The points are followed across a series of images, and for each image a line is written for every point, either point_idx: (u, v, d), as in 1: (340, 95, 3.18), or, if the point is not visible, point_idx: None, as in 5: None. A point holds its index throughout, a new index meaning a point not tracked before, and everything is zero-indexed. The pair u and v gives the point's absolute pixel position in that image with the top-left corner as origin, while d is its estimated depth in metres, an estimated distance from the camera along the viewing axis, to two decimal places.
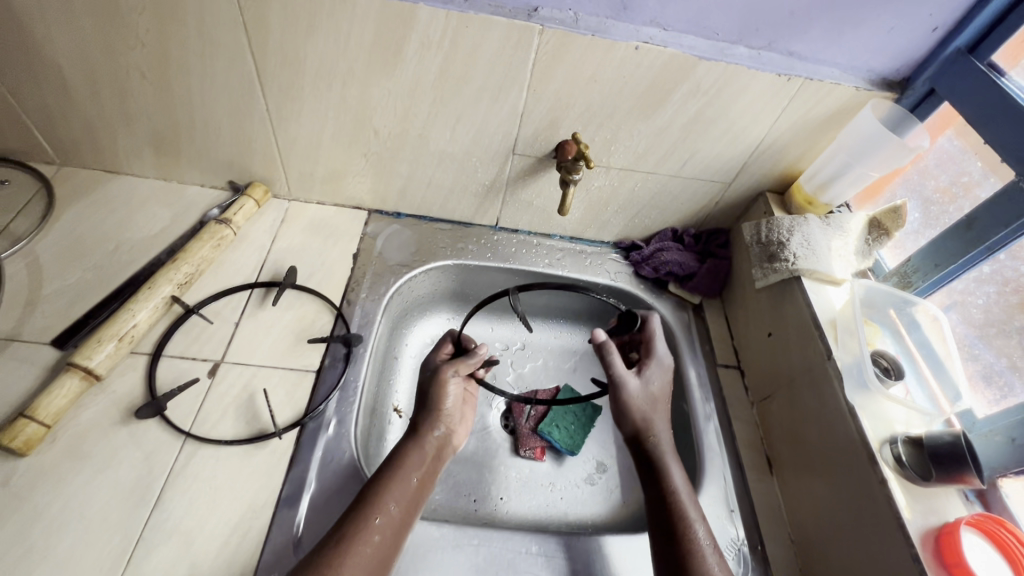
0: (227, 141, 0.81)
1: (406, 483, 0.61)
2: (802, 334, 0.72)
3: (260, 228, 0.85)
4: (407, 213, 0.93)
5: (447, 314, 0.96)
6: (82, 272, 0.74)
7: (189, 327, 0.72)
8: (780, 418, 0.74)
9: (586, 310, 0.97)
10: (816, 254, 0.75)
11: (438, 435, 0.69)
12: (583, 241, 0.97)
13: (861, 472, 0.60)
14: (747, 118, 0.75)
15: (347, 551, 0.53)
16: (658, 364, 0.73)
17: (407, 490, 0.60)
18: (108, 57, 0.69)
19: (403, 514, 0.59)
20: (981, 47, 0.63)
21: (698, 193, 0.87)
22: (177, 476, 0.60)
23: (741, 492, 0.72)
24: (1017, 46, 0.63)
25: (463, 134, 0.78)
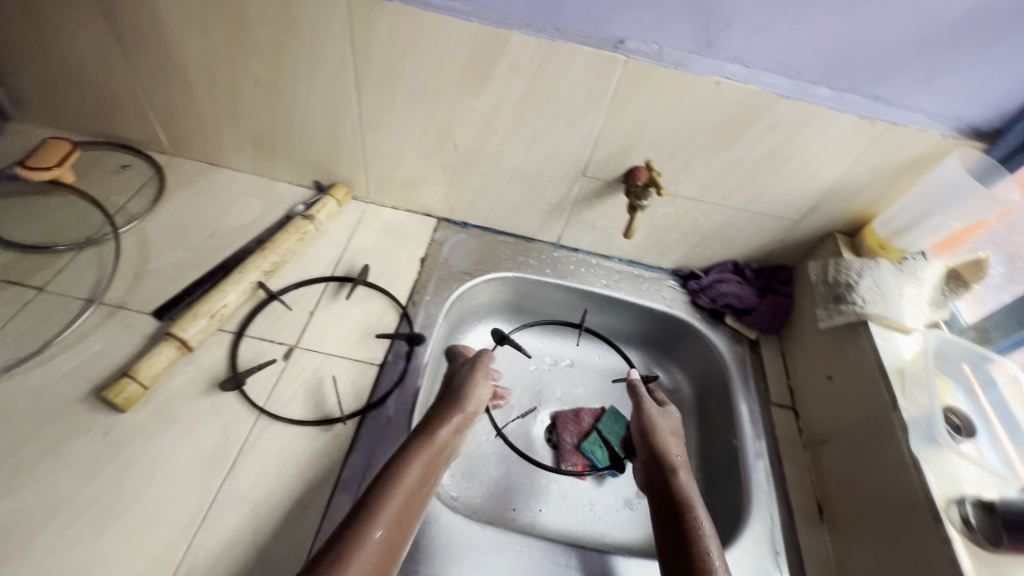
0: (319, 144, 0.87)
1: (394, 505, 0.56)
2: (866, 380, 0.70)
3: (338, 227, 0.91)
4: (473, 224, 0.97)
5: (501, 324, 0.99)
6: (182, 252, 0.82)
7: (270, 311, 0.78)
8: (834, 464, 0.72)
9: (638, 334, 0.98)
10: (887, 299, 0.73)
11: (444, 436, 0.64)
12: (641, 265, 0.98)
13: (922, 530, 0.57)
14: (823, 159, 0.74)
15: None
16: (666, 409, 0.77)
17: (376, 546, 0.53)
18: (230, 63, 0.77)
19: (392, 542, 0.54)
20: None
21: (763, 228, 0.87)
22: (249, 447, 0.65)
23: (788, 535, 0.70)
24: None
25: (537, 154, 0.81)
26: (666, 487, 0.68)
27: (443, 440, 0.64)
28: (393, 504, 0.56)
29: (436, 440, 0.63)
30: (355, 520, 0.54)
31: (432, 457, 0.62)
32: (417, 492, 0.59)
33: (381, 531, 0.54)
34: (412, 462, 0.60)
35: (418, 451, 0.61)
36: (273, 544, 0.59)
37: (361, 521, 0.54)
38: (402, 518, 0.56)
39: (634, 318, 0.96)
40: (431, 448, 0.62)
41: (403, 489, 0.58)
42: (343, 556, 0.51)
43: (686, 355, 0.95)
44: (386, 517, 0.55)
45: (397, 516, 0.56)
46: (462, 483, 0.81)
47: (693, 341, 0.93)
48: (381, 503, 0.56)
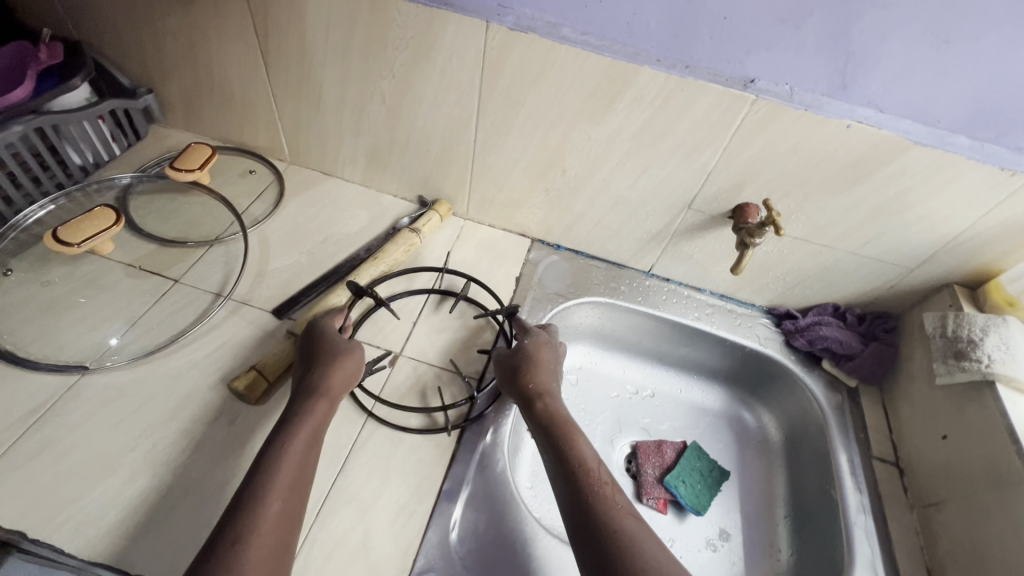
0: (429, 161, 0.92)
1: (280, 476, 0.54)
2: (991, 445, 0.67)
3: (438, 241, 0.95)
4: (566, 247, 0.98)
5: (585, 348, 0.99)
6: (298, 256, 0.87)
7: (377, 318, 0.81)
8: (949, 531, 0.68)
9: (725, 370, 0.96)
10: (1017, 360, 0.69)
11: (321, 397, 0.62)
12: (733, 301, 0.97)
13: None
14: (952, 208, 0.72)
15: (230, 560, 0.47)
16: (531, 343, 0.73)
17: (271, 524, 0.51)
18: (362, 82, 0.82)
19: (282, 526, 0.51)
20: None
21: (872, 273, 0.84)
22: (359, 449, 0.68)
23: None
24: None
25: (645, 184, 0.82)
26: (563, 461, 0.61)
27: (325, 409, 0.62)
28: (279, 477, 0.54)
29: (317, 410, 0.61)
30: (243, 496, 0.52)
31: (314, 426, 0.60)
32: (303, 465, 0.56)
33: (274, 505, 0.52)
34: (292, 434, 0.58)
35: (306, 421, 0.59)
36: (381, 547, 0.61)
37: (252, 497, 0.51)
38: (292, 493, 0.54)
39: (724, 354, 0.94)
40: (318, 416, 0.61)
41: (288, 460, 0.55)
42: (242, 536, 0.49)
43: (776, 397, 0.93)
44: (277, 494, 0.53)
45: (287, 491, 0.53)
46: (545, 505, 0.81)
47: (785, 383, 0.91)
48: (268, 478, 0.53)
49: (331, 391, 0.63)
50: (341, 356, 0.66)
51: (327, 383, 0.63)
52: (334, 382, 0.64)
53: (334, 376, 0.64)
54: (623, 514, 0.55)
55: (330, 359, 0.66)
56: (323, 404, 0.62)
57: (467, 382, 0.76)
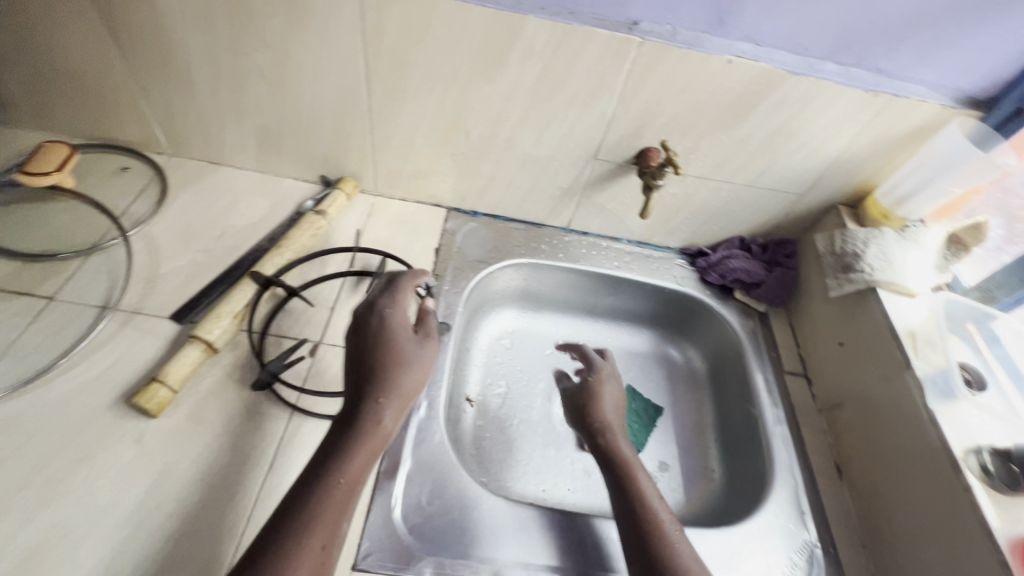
0: (325, 138, 0.86)
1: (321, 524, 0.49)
2: (877, 346, 0.74)
3: (349, 221, 0.90)
4: (483, 212, 0.97)
5: (515, 311, 0.99)
6: (193, 254, 0.80)
7: (291, 309, 0.77)
8: (851, 426, 0.76)
9: (650, 313, 1.00)
10: (894, 266, 0.76)
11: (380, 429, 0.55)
12: (650, 246, 1.00)
13: (945, 481, 0.60)
14: (829, 132, 0.77)
15: None
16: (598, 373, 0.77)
17: (314, 559, 0.47)
18: (233, 57, 0.75)
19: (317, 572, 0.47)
20: None
21: (769, 203, 0.89)
22: (286, 445, 0.65)
23: (812, 496, 0.73)
24: None
25: (549, 139, 0.82)
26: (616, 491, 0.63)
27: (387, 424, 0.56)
28: (325, 510, 0.50)
29: (380, 430, 0.55)
30: (283, 528, 0.48)
31: (371, 446, 0.54)
32: (353, 490, 0.52)
33: (311, 551, 0.47)
34: (347, 459, 0.53)
35: (363, 444, 0.54)
36: None
37: (288, 538, 0.47)
38: (336, 521, 0.50)
39: (647, 297, 0.97)
40: (376, 437, 0.55)
41: (341, 485, 0.51)
42: (278, 573, 0.45)
43: (697, 331, 0.98)
44: (318, 529, 0.48)
45: (330, 524, 0.49)
46: (491, 468, 0.82)
47: (704, 317, 0.95)
48: (313, 509, 0.49)
49: (397, 409, 0.57)
50: (411, 373, 0.59)
51: (359, 393, 0.57)
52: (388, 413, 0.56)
53: (400, 388, 0.58)
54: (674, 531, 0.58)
55: (399, 370, 0.58)
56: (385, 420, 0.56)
57: None
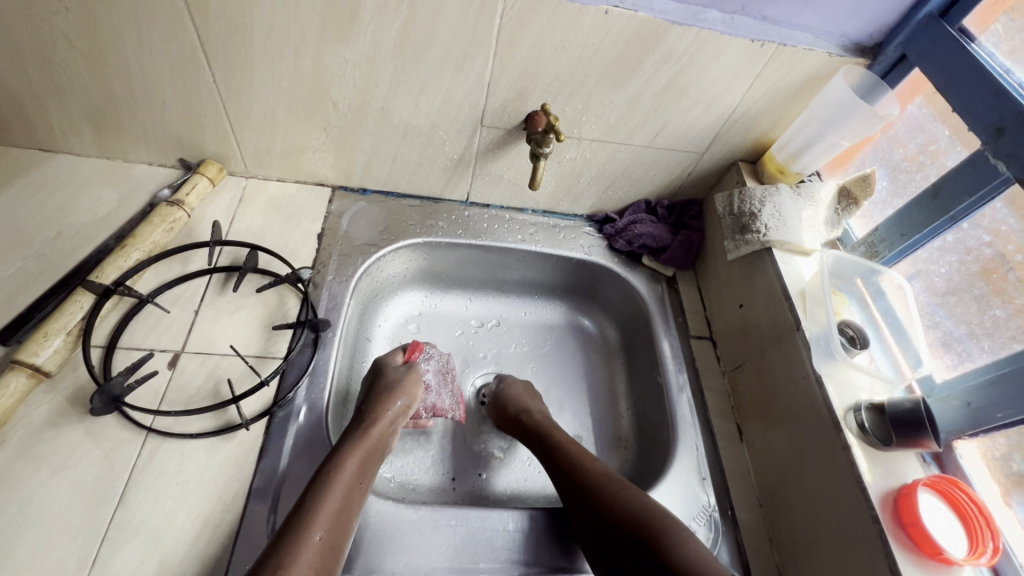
0: (172, 116, 0.75)
1: (328, 509, 0.54)
2: (772, 305, 0.73)
3: (216, 209, 0.81)
4: (373, 189, 0.89)
5: (421, 294, 0.94)
6: (22, 261, 0.69)
7: (144, 316, 0.68)
8: (750, 386, 0.76)
9: (561, 284, 0.96)
10: (787, 225, 0.75)
11: (377, 432, 0.65)
12: (556, 215, 0.95)
13: (826, 440, 0.61)
14: (720, 86, 0.73)
15: None
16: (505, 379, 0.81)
17: (316, 551, 0.51)
18: (27, 25, 0.62)
19: (327, 551, 0.52)
20: (952, 12, 0.62)
21: (669, 164, 0.86)
22: (140, 472, 0.58)
23: (712, 459, 0.74)
24: (988, 10, 0.61)
25: (428, 106, 0.74)
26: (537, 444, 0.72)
27: (377, 435, 0.65)
28: (328, 507, 0.55)
29: (369, 439, 0.64)
30: (294, 523, 0.52)
31: (366, 453, 0.62)
32: (349, 495, 0.57)
33: (318, 533, 0.52)
34: (347, 457, 0.60)
35: (356, 447, 0.62)
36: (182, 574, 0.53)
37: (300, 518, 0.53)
38: (337, 521, 0.55)
39: (555, 269, 0.94)
40: (366, 446, 0.63)
41: (339, 484, 0.57)
42: (287, 559, 0.49)
43: (610, 299, 0.95)
44: (321, 520, 0.53)
45: (331, 519, 0.54)
46: (397, 460, 0.78)
47: (612, 285, 0.93)
48: (313, 506, 0.54)
49: (383, 425, 0.66)
50: (404, 384, 0.73)
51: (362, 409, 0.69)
52: (392, 414, 0.69)
53: (392, 407, 0.69)
54: (609, 480, 0.62)
55: (396, 389, 0.72)
56: (373, 432, 0.65)
57: (241, 361, 0.66)
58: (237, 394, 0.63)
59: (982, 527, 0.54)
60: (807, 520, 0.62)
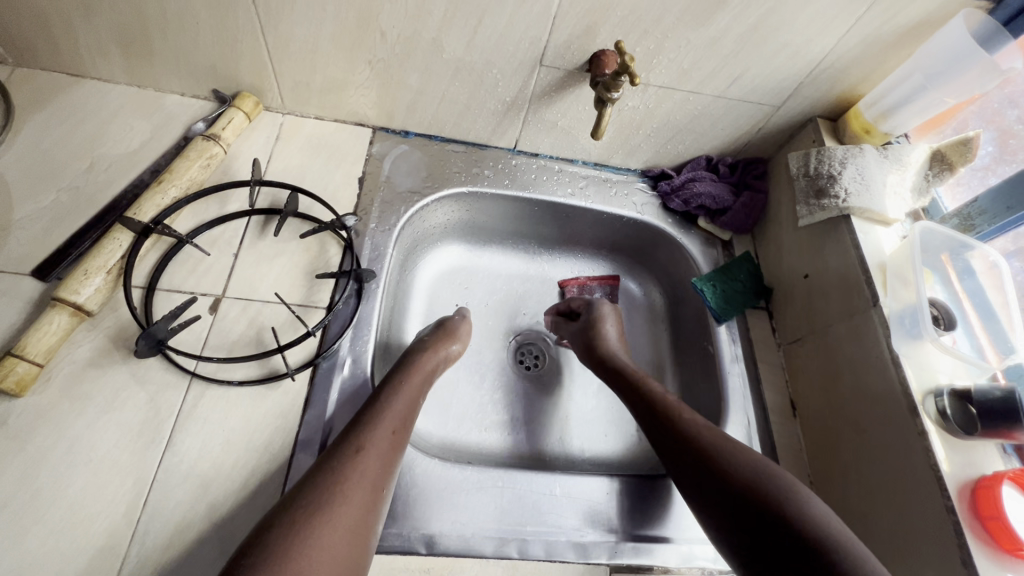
0: (208, 44, 0.69)
1: (391, 414, 0.55)
2: (845, 279, 0.68)
3: (253, 146, 0.76)
4: (416, 132, 0.83)
5: (462, 246, 0.90)
6: (56, 194, 0.66)
7: (183, 258, 0.65)
8: (809, 362, 0.72)
9: (608, 243, 0.91)
10: (871, 190, 0.69)
11: (433, 355, 0.66)
12: (608, 168, 0.89)
13: (899, 422, 0.58)
14: (812, 31, 0.64)
15: (341, 473, 0.48)
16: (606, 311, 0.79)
17: (384, 443, 0.52)
18: None
19: (390, 447, 0.53)
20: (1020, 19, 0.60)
21: (740, 118, 0.78)
22: (185, 418, 0.57)
23: (763, 433, 0.71)
24: None
25: (485, 40, 0.67)
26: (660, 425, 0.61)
27: (434, 362, 0.65)
28: (392, 411, 0.56)
29: (430, 360, 0.65)
30: (360, 420, 0.54)
31: (425, 375, 0.63)
32: (410, 411, 0.58)
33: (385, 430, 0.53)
34: (409, 377, 0.61)
35: (417, 368, 0.63)
36: (233, 523, 0.53)
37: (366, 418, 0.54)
38: (402, 427, 0.55)
39: (604, 227, 0.89)
40: (423, 368, 0.63)
41: (403, 394, 0.58)
42: (358, 446, 0.51)
43: (658, 261, 0.90)
44: (390, 421, 0.55)
45: (399, 426, 0.55)
46: (434, 417, 0.76)
47: (664, 247, 0.88)
48: (378, 409, 0.55)
49: (441, 353, 0.67)
50: (461, 329, 0.73)
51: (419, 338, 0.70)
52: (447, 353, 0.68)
53: (450, 347, 0.69)
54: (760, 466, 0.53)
55: (455, 329, 0.72)
56: (429, 355, 0.65)
57: (288, 309, 0.64)
58: (280, 344, 0.61)
59: None
60: (899, 509, 0.56)
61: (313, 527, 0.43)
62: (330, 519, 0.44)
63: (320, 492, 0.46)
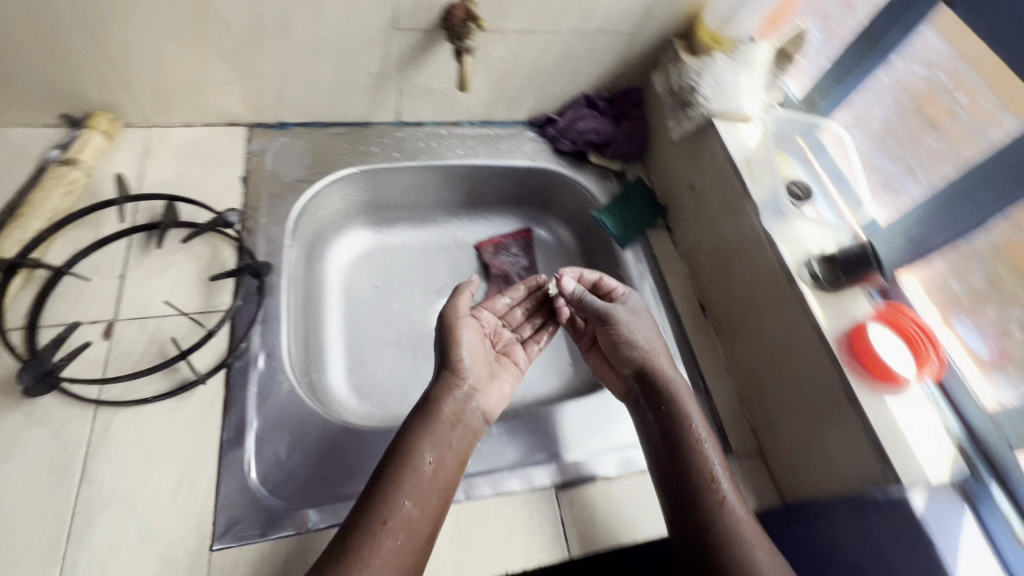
0: (39, 65, 0.65)
1: (421, 487, 0.53)
2: (720, 179, 0.73)
3: (119, 165, 0.73)
4: (294, 122, 0.82)
5: (369, 227, 0.89)
6: None
7: (63, 290, 0.62)
8: (707, 264, 0.77)
9: (511, 196, 0.94)
10: (726, 93, 0.73)
11: (459, 395, 0.61)
12: (494, 124, 0.90)
13: (781, 294, 0.64)
14: None
15: (363, 547, 0.49)
16: (629, 307, 0.69)
17: (408, 515, 0.52)
18: None
19: (418, 521, 0.52)
20: None
21: (603, 50, 0.82)
22: (97, 446, 0.55)
23: (679, 337, 0.76)
24: None
25: (332, 13, 0.67)
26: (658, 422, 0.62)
27: (457, 407, 0.60)
28: (422, 478, 0.54)
29: (461, 405, 0.61)
30: (386, 475, 0.53)
31: (453, 425, 0.59)
32: (446, 479, 0.55)
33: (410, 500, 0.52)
34: (437, 429, 0.57)
35: (441, 415, 0.59)
36: (169, 534, 0.52)
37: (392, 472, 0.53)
38: (433, 503, 0.53)
39: (503, 181, 0.90)
40: (446, 418, 0.59)
41: (438, 457, 0.56)
42: (387, 518, 0.51)
43: (561, 204, 0.93)
44: (422, 496, 0.53)
45: (433, 505, 0.53)
46: (372, 394, 0.77)
47: (564, 189, 0.91)
48: (404, 477, 0.53)
49: (473, 390, 0.62)
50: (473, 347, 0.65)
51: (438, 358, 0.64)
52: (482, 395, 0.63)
53: (485, 387, 0.64)
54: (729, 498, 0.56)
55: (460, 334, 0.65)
56: (458, 399, 0.61)
57: (190, 317, 0.63)
58: (185, 352, 0.60)
59: (925, 342, 0.57)
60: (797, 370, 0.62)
61: None
62: None
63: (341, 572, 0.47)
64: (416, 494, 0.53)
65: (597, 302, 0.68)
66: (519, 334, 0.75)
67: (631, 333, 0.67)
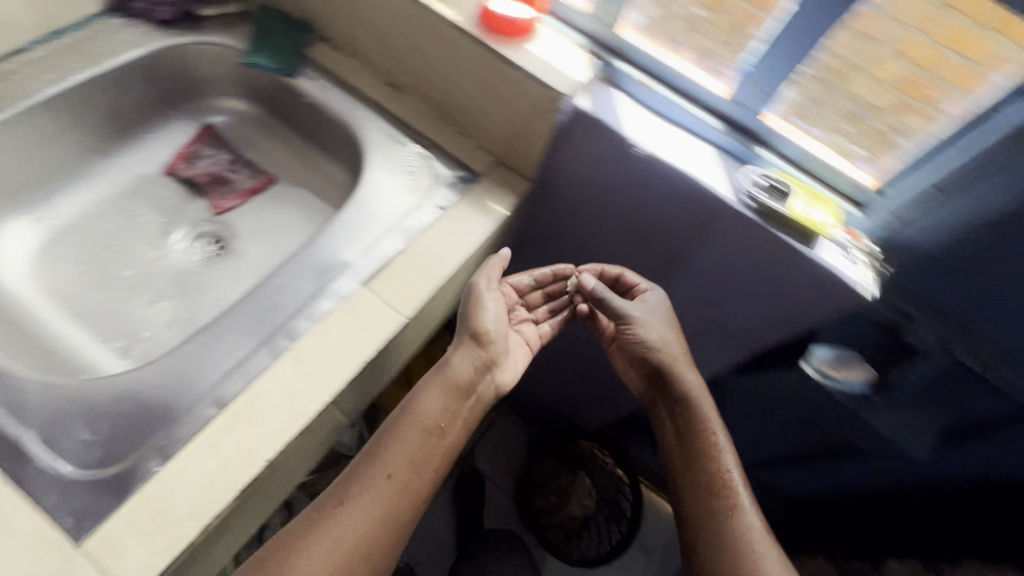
0: None
1: (408, 442, 0.64)
2: None
3: None
4: None
5: (22, 215, 0.76)
6: None
7: None
8: (368, 43, 0.80)
9: (155, 98, 0.84)
10: None
11: (456, 364, 0.69)
12: (67, 31, 0.77)
13: (426, 23, 0.72)
14: None
15: (356, 493, 0.60)
16: (649, 307, 0.74)
17: (407, 468, 0.63)
18: None
19: (416, 479, 0.63)
20: None
21: None
22: None
23: (388, 118, 0.81)
24: None
25: None
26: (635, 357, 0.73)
27: (461, 371, 0.69)
28: (415, 435, 0.65)
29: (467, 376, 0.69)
30: (385, 436, 0.64)
31: (457, 391, 0.68)
32: (440, 432, 0.66)
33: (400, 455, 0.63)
34: (431, 395, 0.67)
35: (433, 381, 0.68)
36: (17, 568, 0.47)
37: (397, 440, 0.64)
38: (418, 463, 0.64)
39: (131, 85, 0.80)
40: (445, 381, 0.68)
41: (435, 414, 0.67)
42: (388, 471, 0.62)
43: (209, 75, 0.86)
44: (419, 449, 0.64)
45: (431, 460, 0.65)
46: (160, 345, 0.72)
47: (198, 58, 0.83)
48: (404, 439, 0.64)
49: (480, 360, 0.70)
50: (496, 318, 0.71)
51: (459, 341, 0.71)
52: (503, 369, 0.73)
53: (495, 350, 0.71)
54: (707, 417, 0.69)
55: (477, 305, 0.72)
56: (455, 364, 0.69)
57: None
58: None
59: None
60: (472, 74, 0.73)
61: (313, 536, 0.56)
62: (330, 529, 0.57)
63: (329, 515, 0.58)
64: (428, 462, 0.64)
65: (615, 301, 0.72)
66: (531, 312, 0.81)
67: (648, 332, 0.72)
